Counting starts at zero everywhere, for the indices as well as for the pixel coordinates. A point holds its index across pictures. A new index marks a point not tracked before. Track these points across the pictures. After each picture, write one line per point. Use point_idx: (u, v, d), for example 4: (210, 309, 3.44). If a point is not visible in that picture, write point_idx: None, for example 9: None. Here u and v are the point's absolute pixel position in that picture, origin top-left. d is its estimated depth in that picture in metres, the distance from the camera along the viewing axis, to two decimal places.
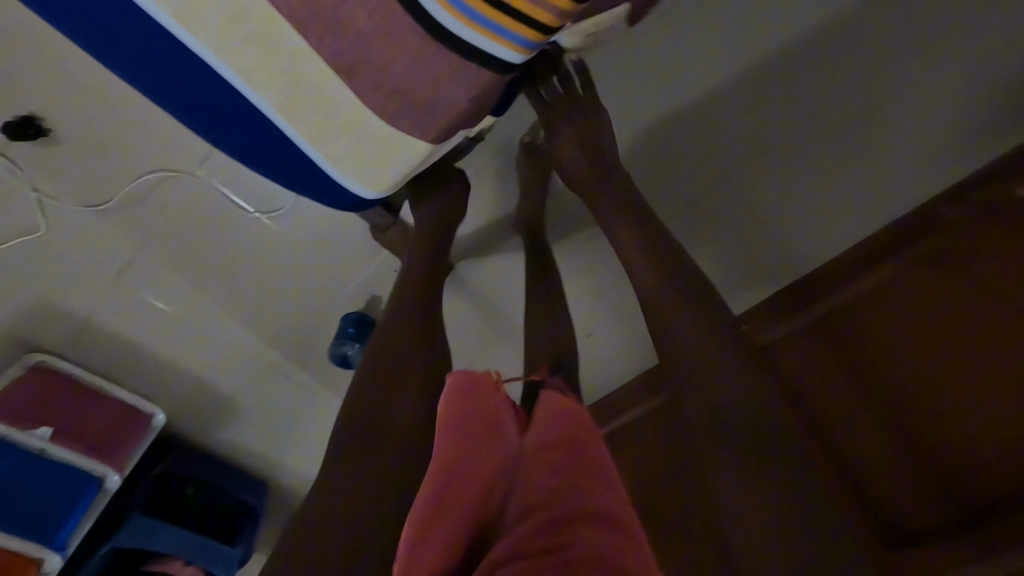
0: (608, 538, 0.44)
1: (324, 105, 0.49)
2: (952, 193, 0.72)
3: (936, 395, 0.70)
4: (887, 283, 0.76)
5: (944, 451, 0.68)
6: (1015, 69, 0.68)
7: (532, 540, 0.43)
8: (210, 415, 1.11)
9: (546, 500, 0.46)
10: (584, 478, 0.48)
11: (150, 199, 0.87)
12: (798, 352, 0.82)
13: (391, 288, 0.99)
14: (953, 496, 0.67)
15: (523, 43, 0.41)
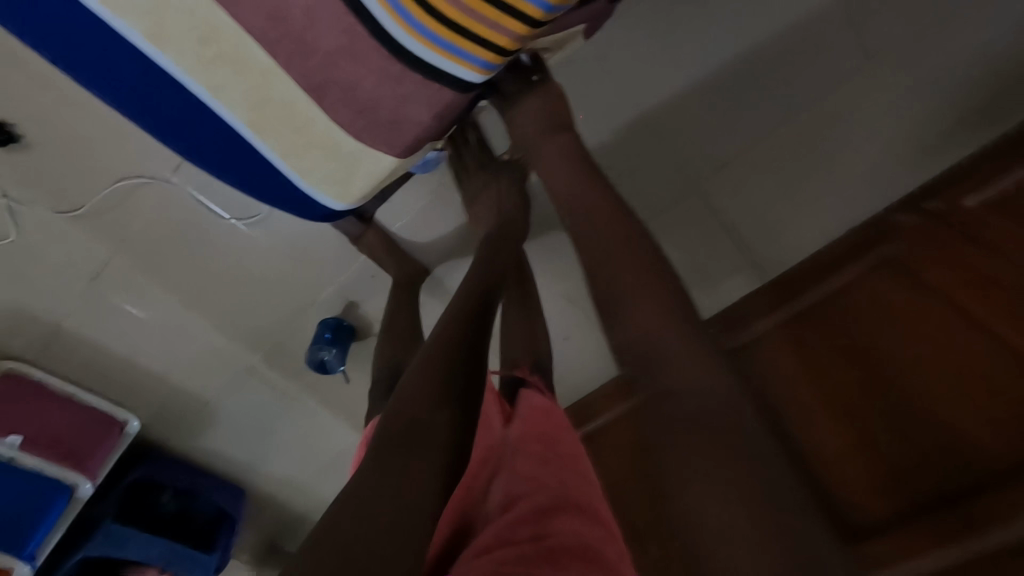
0: (588, 526, 0.47)
1: (295, 124, 0.51)
2: (902, 202, 0.79)
3: (894, 395, 0.76)
4: (855, 285, 0.82)
5: (904, 448, 0.74)
6: (957, 88, 0.72)
7: (519, 530, 0.44)
8: (186, 422, 1.11)
9: (531, 491, 0.48)
10: (564, 470, 0.51)
11: (124, 207, 0.87)
12: (769, 353, 0.89)
13: (368, 294, 1.01)
14: (912, 492, 0.72)
15: (481, 64, 0.43)
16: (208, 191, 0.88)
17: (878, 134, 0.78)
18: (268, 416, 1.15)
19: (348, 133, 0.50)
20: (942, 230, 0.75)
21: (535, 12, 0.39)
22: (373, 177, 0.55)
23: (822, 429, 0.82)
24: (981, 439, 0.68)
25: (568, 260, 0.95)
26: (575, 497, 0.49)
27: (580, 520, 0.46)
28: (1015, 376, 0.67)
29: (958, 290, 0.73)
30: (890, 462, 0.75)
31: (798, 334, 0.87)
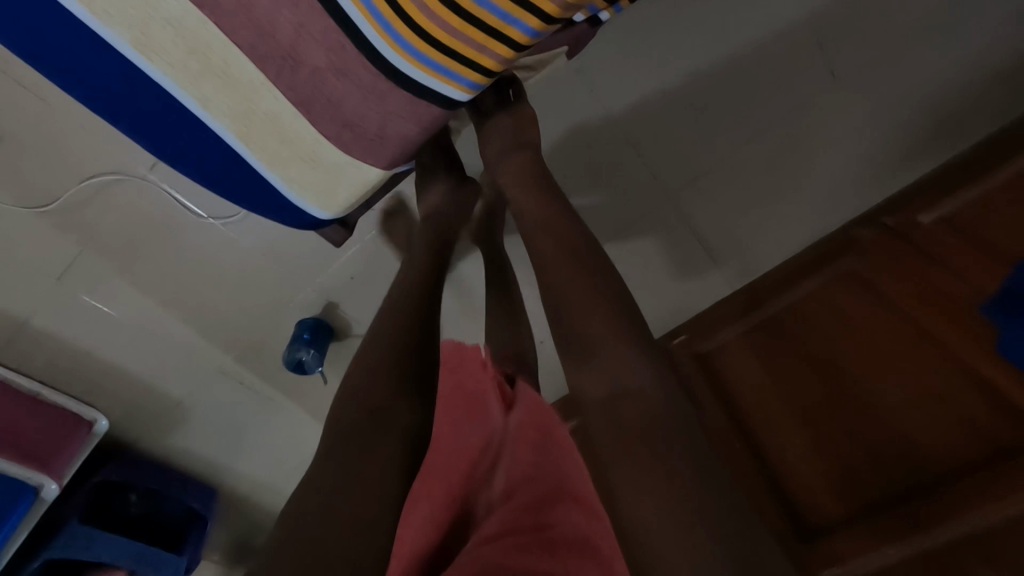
0: (585, 520, 0.48)
1: (283, 135, 0.51)
2: (863, 219, 0.85)
3: (850, 400, 0.81)
4: (814, 295, 0.89)
5: (858, 452, 0.78)
6: (911, 115, 0.77)
7: (522, 517, 0.45)
8: (155, 424, 1.08)
9: (536, 481, 0.49)
10: (564, 464, 0.52)
11: (96, 202, 0.85)
12: (731, 360, 0.97)
13: (347, 297, 1.01)
14: (865, 494, 0.76)
15: (468, 84, 0.44)
16: (183, 189, 0.87)
17: (841, 154, 0.82)
18: (242, 415, 1.15)
19: (335, 145, 0.51)
20: (887, 237, 0.81)
21: (520, 37, 0.40)
22: (357, 187, 0.56)
23: (789, 435, 0.87)
24: (930, 444, 0.72)
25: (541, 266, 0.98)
26: (571, 489, 0.50)
27: (576, 510, 0.48)
28: (962, 387, 0.71)
29: (909, 300, 0.78)
30: (846, 465, 0.79)
31: (758, 342, 0.94)
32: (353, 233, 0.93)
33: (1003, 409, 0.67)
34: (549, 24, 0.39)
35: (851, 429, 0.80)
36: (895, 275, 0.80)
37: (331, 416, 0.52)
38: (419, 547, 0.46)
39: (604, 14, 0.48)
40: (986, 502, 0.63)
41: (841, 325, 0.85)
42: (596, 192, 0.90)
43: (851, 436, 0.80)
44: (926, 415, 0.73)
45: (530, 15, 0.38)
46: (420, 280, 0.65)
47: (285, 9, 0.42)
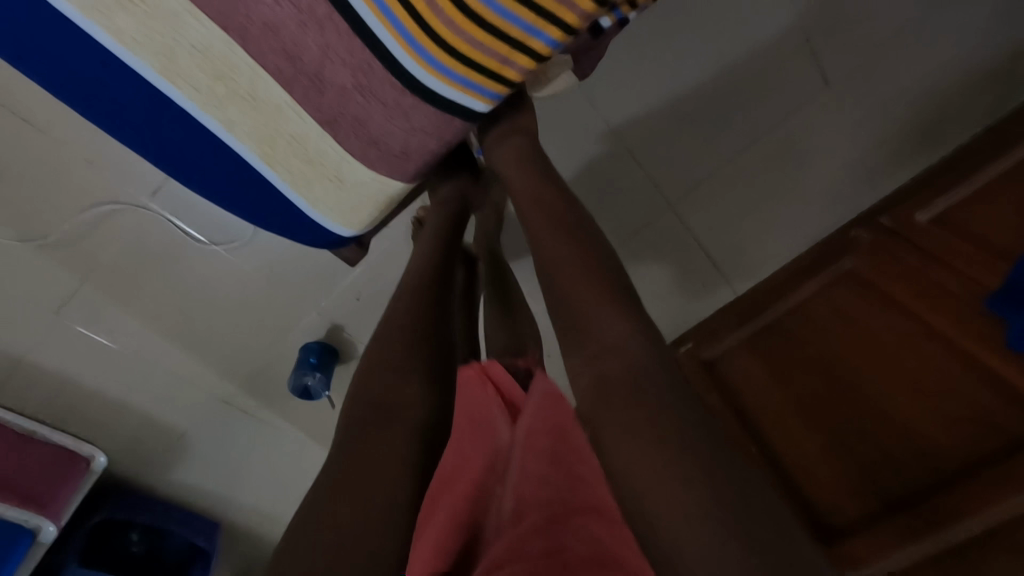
0: (604, 531, 0.41)
1: (308, 155, 0.51)
2: (859, 218, 0.88)
3: (858, 399, 0.82)
4: (817, 297, 0.91)
5: (872, 450, 0.78)
6: (901, 117, 0.80)
7: (531, 539, 0.39)
8: (157, 458, 1.05)
9: (554, 494, 0.43)
10: (584, 475, 0.46)
11: (95, 233, 0.84)
12: (737, 366, 0.98)
13: (354, 318, 1.00)
14: (883, 492, 0.76)
15: (491, 95, 0.44)
16: (185, 216, 0.86)
17: (837, 158, 0.84)
18: (247, 443, 1.13)
19: (360, 163, 0.51)
20: (879, 233, 0.85)
21: (542, 49, 0.41)
22: (380, 204, 0.56)
23: (800, 436, 0.87)
24: (942, 437, 0.72)
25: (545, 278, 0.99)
26: (590, 499, 0.44)
27: (591, 519, 0.42)
28: (969, 383, 0.72)
29: (907, 297, 0.80)
30: (860, 464, 0.79)
31: (761, 345, 0.96)
32: (367, 255, 0.92)
33: (1009, 399, 0.67)
34: (570, 35, 0.40)
35: (862, 428, 0.80)
36: (892, 272, 0.83)
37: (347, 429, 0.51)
38: None
39: (604, 21, 0.46)
40: (993, 499, 0.64)
41: (844, 327, 0.87)
42: (599, 201, 0.91)
43: (864, 435, 0.80)
44: (935, 411, 0.74)
45: (552, 27, 0.39)
46: (439, 291, 0.65)
47: (312, 30, 0.42)
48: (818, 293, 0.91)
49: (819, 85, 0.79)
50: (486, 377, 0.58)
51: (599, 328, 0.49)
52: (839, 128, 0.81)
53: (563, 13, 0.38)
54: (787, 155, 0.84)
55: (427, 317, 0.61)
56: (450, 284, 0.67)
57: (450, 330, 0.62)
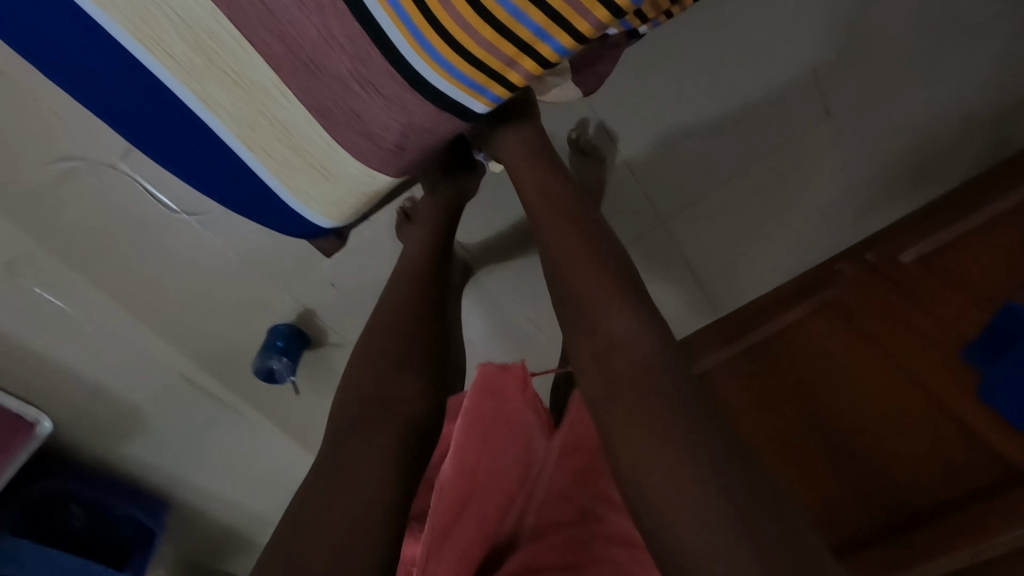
0: (593, 543, 0.58)
1: (293, 141, 0.48)
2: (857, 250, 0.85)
3: (849, 418, 0.81)
4: (806, 318, 0.89)
5: (870, 467, 0.77)
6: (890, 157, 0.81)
7: (552, 554, 0.58)
8: (107, 429, 1.01)
9: (559, 519, 0.61)
10: (601, 495, 0.63)
11: (61, 192, 0.79)
12: (724, 381, 0.95)
13: (329, 305, 0.97)
14: (884, 510, 0.74)
15: (493, 98, 0.42)
16: (156, 181, 0.81)
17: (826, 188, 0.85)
18: (208, 429, 1.07)
19: (348, 154, 0.49)
20: (863, 266, 0.83)
21: (550, 55, 0.38)
22: (367, 197, 0.54)
23: (795, 453, 0.85)
24: (941, 455, 0.71)
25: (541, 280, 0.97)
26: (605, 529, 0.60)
27: (583, 532, 0.60)
28: (959, 401, 0.71)
29: (893, 318, 0.79)
30: (860, 481, 0.77)
31: (749, 362, 0.93)
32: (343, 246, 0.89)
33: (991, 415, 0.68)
34: (580, 44, 0.38)
35: (859, 447, 0.79)
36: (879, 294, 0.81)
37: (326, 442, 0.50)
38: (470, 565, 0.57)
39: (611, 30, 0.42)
40: (973, 540, 0.63)
41: (830, 347, 0.85)
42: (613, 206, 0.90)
43: (860, 454, 0.78)
44: (909, 447, 0.74)
45: (564, 34, 0.36)
46: (424, 294, 0.62)
47: (308, 11, 0.39)
48: (806, 313, 0.89)
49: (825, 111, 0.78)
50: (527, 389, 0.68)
51: (609, 331, 0.48)
52: (833, 164, 0.82)
53: (577, 21, 0.36)
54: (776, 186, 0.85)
55: (406, 324, 0.59)
56: (440, 296, 0.65)
57: (436, 341, 0.60)
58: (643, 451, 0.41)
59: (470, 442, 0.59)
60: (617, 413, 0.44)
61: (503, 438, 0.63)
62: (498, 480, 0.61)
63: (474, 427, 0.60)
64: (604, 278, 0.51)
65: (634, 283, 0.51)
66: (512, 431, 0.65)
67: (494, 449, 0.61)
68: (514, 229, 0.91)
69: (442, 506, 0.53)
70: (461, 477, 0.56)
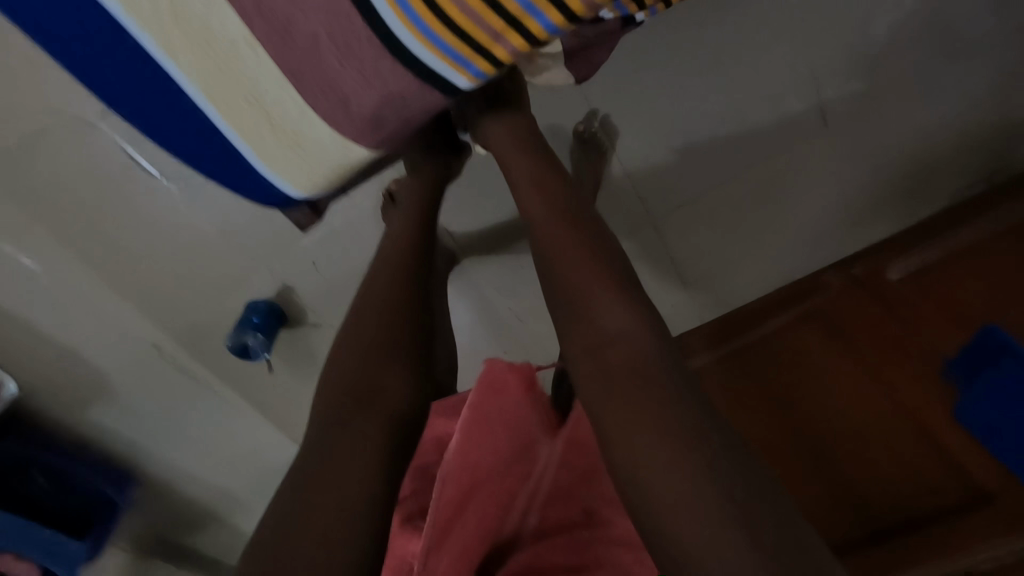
0: (597, 546, 0.56)
1: (263, 103, 0.46)
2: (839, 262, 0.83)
3: (836, 427, 0.79)
4: (790, 326, 0.86)
5: (861, 475, 0.76)
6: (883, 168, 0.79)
7: (555, 557, 0.55)
8: (75, 395, 1.00)
9: (562, 521, 0.58)
10: (606, 495, 0.60)
11: (38, 147, 0.77)
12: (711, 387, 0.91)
13: (308, 284, 0.95)
14: (877, 517, 0.74)
15: (476, 73, 0.40)
16: (136, 144, 0.78)
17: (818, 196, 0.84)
18: (178, 405, 1.05)
19: (322, 120, 0.46)
20: (847, 278, 0.81)
21: (539, 31, 0.37)
22: (341, 168, 0.51)
23: (785, 460, 0.83)
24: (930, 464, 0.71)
25: (530, 271, 0.96)
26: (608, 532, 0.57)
27: (587, 534, 0.57)
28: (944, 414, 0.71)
29: (876, 329, 0.78)
30: (852, 487, 0.77)
31: (733, 368, 0.90)
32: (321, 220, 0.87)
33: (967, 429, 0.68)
34: (571, 22, 0.37)
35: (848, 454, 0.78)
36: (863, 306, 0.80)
37: (311, 434, 0.50)
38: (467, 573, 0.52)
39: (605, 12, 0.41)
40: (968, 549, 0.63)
41: (813, 356, 0.83)
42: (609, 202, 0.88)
43: (849, 461, 0.77)
44: (897, 456, 0.74)
45: (554, 10, 0.36)
46: (398, 278, 0.61)
47: None
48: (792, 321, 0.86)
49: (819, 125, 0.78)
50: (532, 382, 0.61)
51: (603, 325, 0.47)
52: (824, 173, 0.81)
53: None
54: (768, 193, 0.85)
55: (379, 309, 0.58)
56: (424, 281, 0.63)
57: (411, 328, 0.58)
58: (638, 448, 0.41)
59: (476, 438, 0.52)
60: (607, 410, 0.44)
61: (508, 432, 0.57)
62: (501, 476, 0.56)
63: (478, 422, 0.53)
64: (581, 271, 0.50)
65: (620, 278, 0.50)
66: (517, 424, 0.59)
67: (499, 446, 0.55)
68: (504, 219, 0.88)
69: (444, 503, 0.48)
70: (465, 476, 0.51)
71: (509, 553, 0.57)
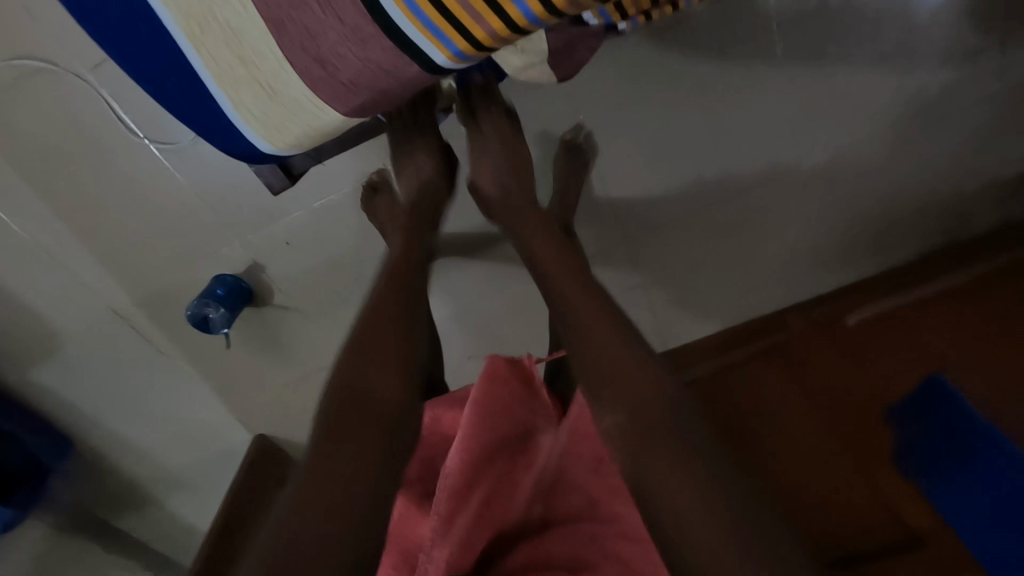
0: (605, 541, 0.56)
1: (242, 52, 0.46)
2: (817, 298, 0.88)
3: (825, 443, 0.76)
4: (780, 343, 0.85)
5: (852, 495, 0.72)
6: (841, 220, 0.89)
7: (559, 546, 0.56)
8: (21, 350, 0.97)
9: (570, 511, 0.59)
10: (615, 487, 0.59)
11: (30, 92, 0.80)
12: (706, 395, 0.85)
13: (279, 261, 0.94)
14: (865, 540, 0.70)
15: (454, 51, 0.43)
16: (124, 100, 0.81)
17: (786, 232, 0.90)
18: (130, 374, 1.03)
19: (299, 78, 0.47)
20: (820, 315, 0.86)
21: (520, 19, 0.39)
22: (314, 130, 0.53)
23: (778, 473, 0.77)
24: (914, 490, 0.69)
25: (510, 274, 0.98)
26: (621, 522, 0.57)
27: (594, 527, 0.57)
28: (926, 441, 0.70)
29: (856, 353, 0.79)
30: (846, 507, 0.72)
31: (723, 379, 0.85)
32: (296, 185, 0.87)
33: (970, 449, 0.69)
34: (551, 15, 0.39)
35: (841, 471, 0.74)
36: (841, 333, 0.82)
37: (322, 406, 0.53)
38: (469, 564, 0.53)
39: (588, 16, 0.49)
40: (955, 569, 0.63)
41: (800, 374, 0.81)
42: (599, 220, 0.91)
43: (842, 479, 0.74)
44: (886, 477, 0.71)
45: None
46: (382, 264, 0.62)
47: None
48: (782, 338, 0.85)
49: (781, 164, 0.86)
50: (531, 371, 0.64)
51: None
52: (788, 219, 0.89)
53: None
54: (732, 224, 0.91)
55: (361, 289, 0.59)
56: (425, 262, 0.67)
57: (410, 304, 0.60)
58: None
59: (475, 435, 0.56)
60: None
61: (506, 425, 0.59)
62: (501, 469, 0.58)
63: (474, 421, 0.57)
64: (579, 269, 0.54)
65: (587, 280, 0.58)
66: (516, 416, 0.61)
67: (489, 439, 0.57)
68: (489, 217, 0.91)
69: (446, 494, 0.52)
70: (465, 468, 0.54)
71: (513, 546, 0.58)
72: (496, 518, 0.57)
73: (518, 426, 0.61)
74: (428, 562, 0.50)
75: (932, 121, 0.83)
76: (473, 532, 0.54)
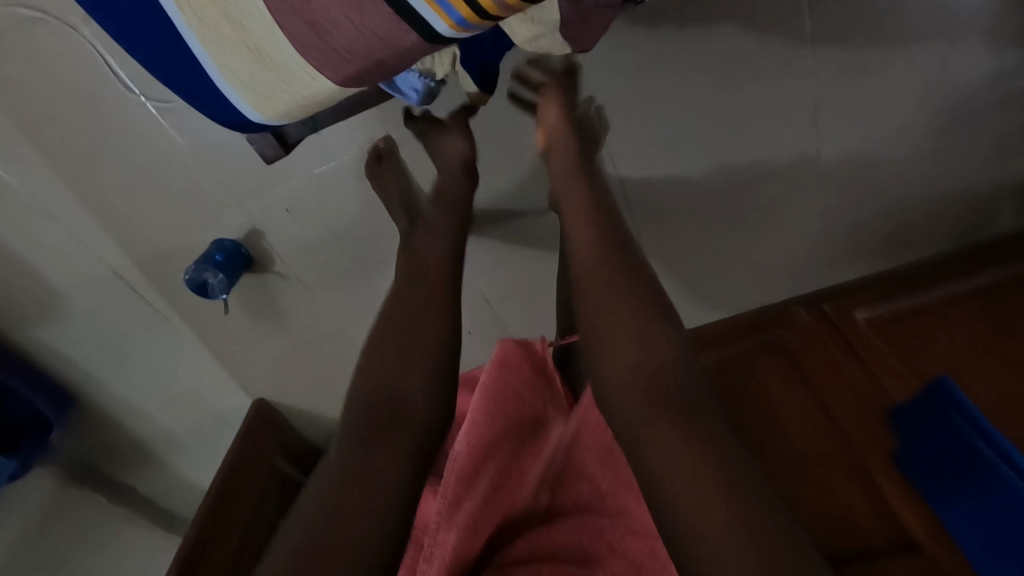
0: (612, 534, 0.55)
1: (228, 11, 0.43)
2: (831, 294, 0.88)
3: (830, 439, 0.75)
4: (790, 340, 0.86)
5: (859, 492, 0.71)
6: (861, 213, 0.90)
7: (566, 535, 0.56)
8: (20, 305, 0.96)
9: (578, 502, 0.59)
10: (624, 480, 0.58)
11: (15, 38, 0.76)
12: (718, 384, 0.85)
13: (279, 231, 0.92)
14: (871, 538, 0.67)
15: (457, 19, 0.41)
16: (119, 55, 0.77)
17: (800, 214, 0.91)
18: (130, 334, 1.03)
19: (290, 45, 0.44)
20: (825, 312, 0.86)
21: None
22: (306, 99, 0.50)
23: (784, 465, 0.75)
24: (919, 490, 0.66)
25: (515, 254, 0.96)
26: (634, 518, 0.55)
27: (600, 519, 0.56)
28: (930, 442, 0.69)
29: (866, 350, 0.79)
30: (854, 504, 0.70)
31: (733, 371, 0.86)
32: (294, 155, 0.85)
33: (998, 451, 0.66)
34: None
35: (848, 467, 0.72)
36: (848, 328, 0.82)
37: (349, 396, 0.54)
38: (472, 549, 0.54)
39: None
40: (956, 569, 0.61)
41: (810, 369, 0.81)
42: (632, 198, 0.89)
43: (847, 475, 0.72)
44: (893, 474, 0.69)
45: None
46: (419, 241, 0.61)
47: None
48: (791, 335, 0.87)
49: (800, 155, 0.85)
50: (545, 354, 0.69)
51: None
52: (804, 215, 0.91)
53: None
54: (743, 215, 0.92)
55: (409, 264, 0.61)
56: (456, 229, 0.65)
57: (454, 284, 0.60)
58: None
59: (484, 419, 0.59)
60: None
61: (512, 414, 0.62)
62: (507, 455, 0.60)
63: (483, 408, 0.61)
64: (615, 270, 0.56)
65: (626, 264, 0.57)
66: (527, 405, 0.64)
67: (492, 424, 0.60)
68: (495, 197, 0.89)
69: (453, 477, 0.55)
70: (474, 452, 0.57)
71: (518, 535, 0.58)
72: (503, 504, 0.57)
73: (529, 414, 0.64)
74: (436, 546, 0.52)
75: (959, 118, 0.82)
76: (482, 518, 0.55)
